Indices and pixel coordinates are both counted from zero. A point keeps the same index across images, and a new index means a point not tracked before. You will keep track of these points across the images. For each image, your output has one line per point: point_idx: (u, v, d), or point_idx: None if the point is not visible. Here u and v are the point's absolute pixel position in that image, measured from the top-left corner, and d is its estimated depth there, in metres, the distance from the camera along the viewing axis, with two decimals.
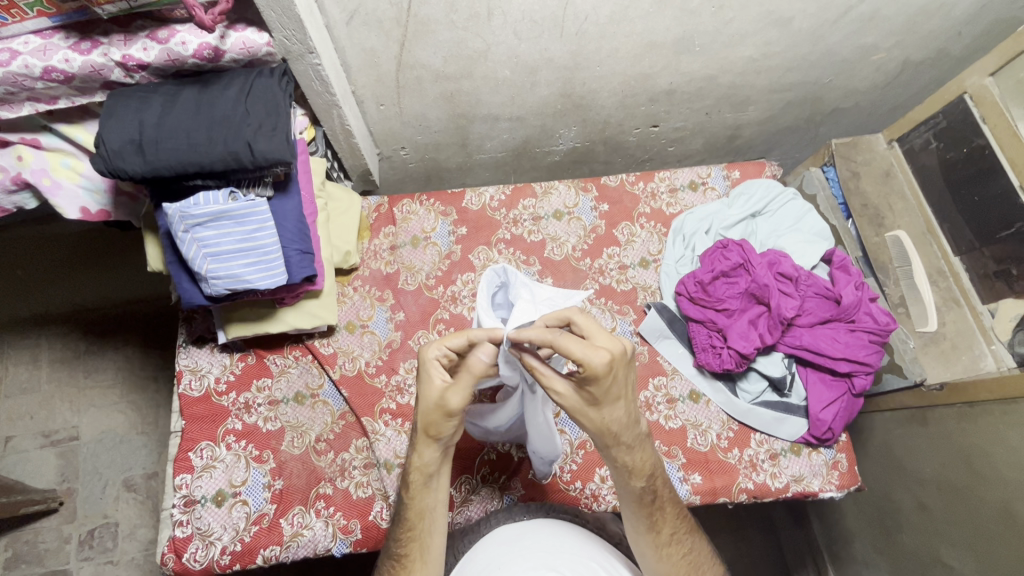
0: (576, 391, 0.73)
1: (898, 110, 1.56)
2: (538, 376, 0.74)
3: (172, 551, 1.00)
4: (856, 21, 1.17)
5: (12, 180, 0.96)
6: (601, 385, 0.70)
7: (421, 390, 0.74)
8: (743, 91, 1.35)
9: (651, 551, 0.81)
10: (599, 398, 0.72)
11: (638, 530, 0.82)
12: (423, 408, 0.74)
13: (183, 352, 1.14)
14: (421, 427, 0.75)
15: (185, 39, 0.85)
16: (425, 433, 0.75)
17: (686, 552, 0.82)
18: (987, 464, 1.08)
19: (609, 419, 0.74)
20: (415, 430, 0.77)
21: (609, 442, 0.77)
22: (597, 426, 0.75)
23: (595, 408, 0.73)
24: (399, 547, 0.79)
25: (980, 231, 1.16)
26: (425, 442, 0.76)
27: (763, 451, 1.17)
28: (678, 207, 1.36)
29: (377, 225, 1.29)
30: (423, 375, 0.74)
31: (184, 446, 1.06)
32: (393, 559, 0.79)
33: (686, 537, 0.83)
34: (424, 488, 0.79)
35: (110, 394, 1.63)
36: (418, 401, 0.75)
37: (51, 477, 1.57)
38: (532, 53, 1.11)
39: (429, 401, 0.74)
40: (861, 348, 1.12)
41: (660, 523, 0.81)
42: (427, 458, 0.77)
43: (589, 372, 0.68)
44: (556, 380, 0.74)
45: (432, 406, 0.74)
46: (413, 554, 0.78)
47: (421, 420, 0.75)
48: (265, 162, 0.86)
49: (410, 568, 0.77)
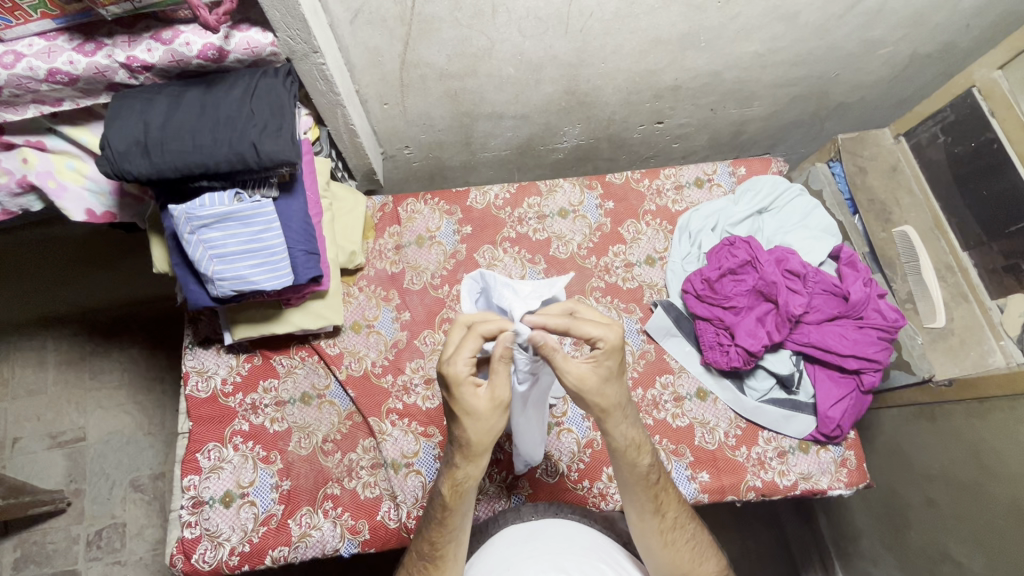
0: (595, 369, 0.71)
1: (904, 104, 1.54)
2: (556, 361, 0.71)
3: (181, 553, 1.01)
4: (863, 15, 1.16)
5: (17, 183, 0.96)
6: (618, 359, 0.72)
7: (467, 408, 0.68)
8: (748, 86, 1.34)
9: (657, 537, 0.81)
10: (614, 372, 0.72)
11: (644, 515, 0.80)
12: (476, 425, 0.69)
13: (189, 353, 1.14)
14: (475, 443, 0.70)
15: (189, 40, 0.85)
16: (479, 447, 0.71)
17: (690, 536, 0.82)
18: (996, 460, 1.07)
19: (619, 394, 0.73)
20: (462, 446, 0.71)
21: (616, 419, 0.75)
22: (607, 403, 0.73)
23: (608, 385, 0.72)
24: (435, 549, 0.77)
25: (989, 226, 1.15)
26: (478, 455, 0.71)
27: (771, 449, 1.17)
28: (684, 204, 1.35)
29: (382, 224, 1.29)
30: (463, 391, 0.68)
31: (191, 448, 1.06)
32: (426, 561, 0.78)
33: (689, 522, 0.83)
34: (468, 496, 0.75)
35: (116, 395, 1.64)
36: (465, 419, 0.69)
37: (58, 478, 1.58)
38: (536, 50, 1.10)
39: (480, 414, 0.68)
40: (870, 345, 1.11)
41: (664, 507, 0.81)
42: (476, 468, 0.73)
43: (609, 347, 0.70)
44: (574, 363, 0.71)
45: (483, 419, 0.69)
46: (449, 553, 0.78)
47: (478, 435, 0.69)
48: (270, 162, 0.86)
49: (444, 568, 0.78)
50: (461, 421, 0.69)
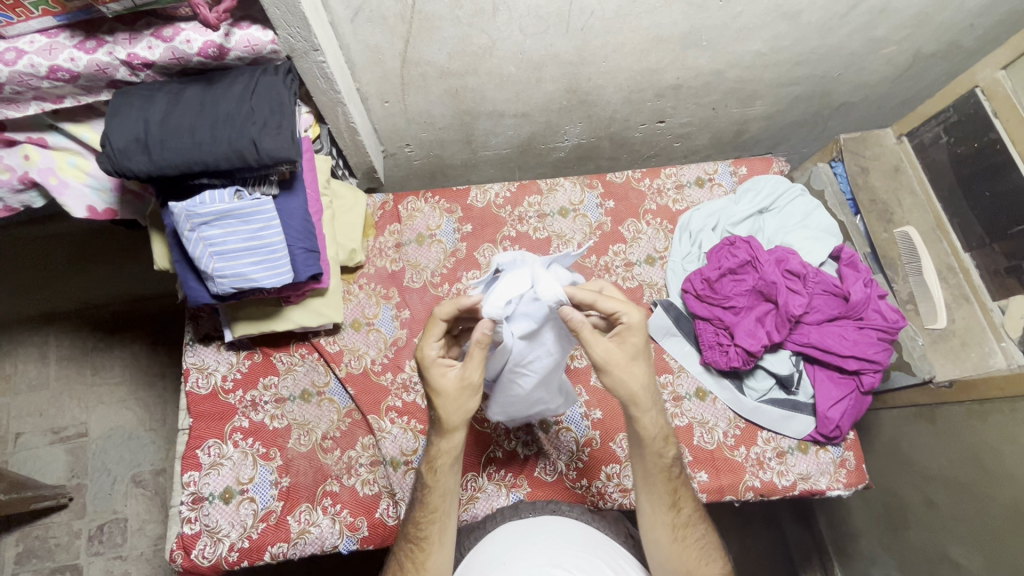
0: (621, 346, 0.75)
1: (907, 104, 1.54)
2: (584, 338, 0.75)
3: (180, 548, 1.01)
4: (865, 14, 1.15)
5: (19, 179, 0.97)
6: (642, 338, 0.76)
7: (436, 387, 0.73)
8: (750, 85, 1.34)
9: (668, 531, 0.82)
10: (640, 350, 0.76)
11: (659, 507, 0.82)
12: (443, 402, 0.74)
13: (189, 350, 1.15)
14: (448, 421, 0.74)
15: (190, 37, 0.85)
16: (450, 424, 0.75)
17: (700, 536, 0.83)
18: (996, 462, 1.06)
19: (644, 375, 0.77)
20: (435, 423, 0.76)
21: (643, 406, 0.77)
22: (634, 383, 0.76)
23: (634, 363, 0.76)
24: (419, 531, 0.79)
25: (992, 227, 1.15)
26: (451, 431, 0.75)
27: (770, 450, 1.17)
28: (684, 203, 1.35)
29: (383, 222, 1.29)
30: (431, 371, 0.74)
31: (191, 444, 1.07)
32: (412, 544, 0.80)
33: (700, 523, 0.85)
34: (448, 473, 0.78)
35: (118, 390, 1.64)
36: (437, 398, 0.74)
37: (61, 473, 1.59)
38: (537, 49, 1.10)
39: (448, 392, 0.73)
40: (870, 346, 1.11)
41: (680, 502, 0.83)
42: (451, 445, 0.76)
43: (632, 323, 0.75)
44: (600, 339, 0.75)
45: (452, 397, 0.73)
46: (432, 535, 0.79)
47: (448, 412, 0.74)
48: (270, 160, 0.86)
49: (429, 551, 0.78)
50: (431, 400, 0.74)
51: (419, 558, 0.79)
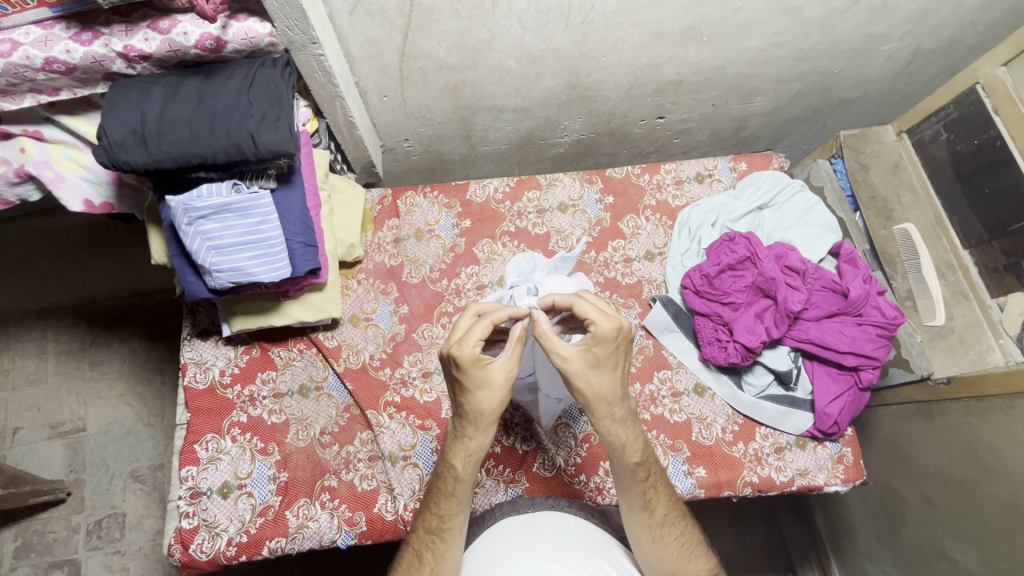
0: (581, 355, 0.75)
1: (907, 101, 1.53)
2: (545, 342, 0.76)
3: (178, 542, 1.01)
4: (866, 10, 1.15)
5: (15, 173, 0.96)
6: (607, 349, 0.75)
7: (480, 382, 0.73)
8: (750, 81, 1.33)
9: (645, 531, 0.82)
10: (603, 361, 0.76)
11: (633, 508, 0.83)
12: (487, 395, 0.73)
13: (187, 345, 1.14)
14: (488, 414, 0.74)
15: (187, 30, 0.84)
16: (491, 417, 0.75)
17: (679, 533, 0.83)
18: (993, 457, 1.07)
19: (604, 385, 0.76)
20: (475, 417, 0.75)
21: (601, 411, 0.78)
22: (592, 392, 0.76)
23: (593, 373, 0.75)
24: (443, 523, 0.79)
25: (991, 224, 1.15)
26: (489, 425, 0.75)
27: (768, 446, 1.17)
28: (684, 199, 1.35)
29: (382, 217, 1.29)
30: (476, 368, 0.71)
31: (189, 439, 1.06)
32: (433, 535, 0.80)
33: (679, 520, 0.84)
34: (477, 466, 0.79)
35: (116, 385, 1.64)
36: (479, 391, 0.73)
37: (59, 468, 1.58)
38: (536, 43, 1.09)
39: (493, 385, 0.73)
40: (868, 342, 1.11)
41: (654, 504, 0.83)
42: (486, 438, 0.77)
43: (599, 335, 0.74)
44: (563, 345, 0.76)
45: (497, 390, 0.73)
46: (455, 526, 0.80)
47: (490, 405, 0.74)
48: (268, 154, 0.85)
49: (450, 542, 0.79)
50: (474, 394, 0.73)
51: (439, 549, 0.79)
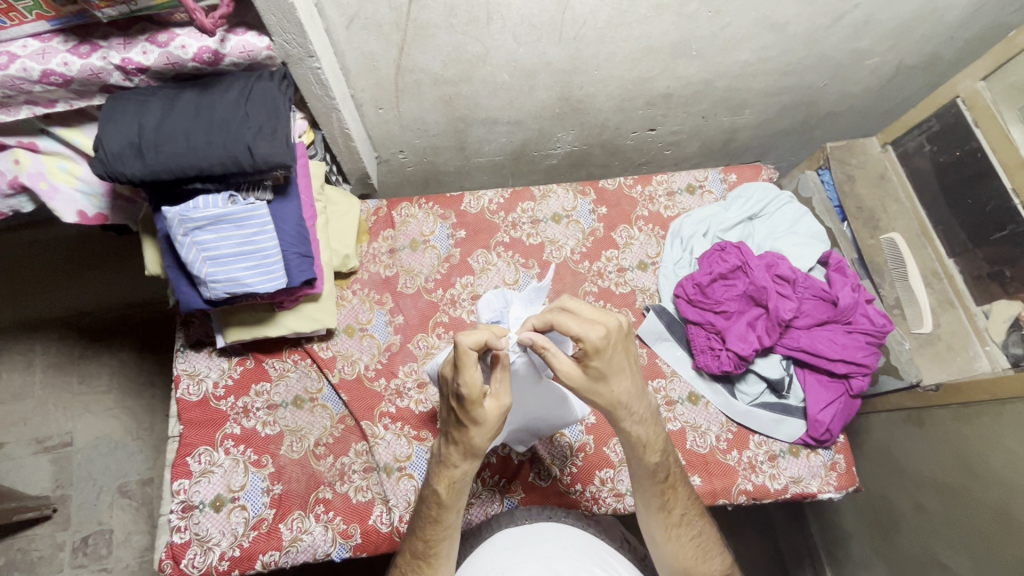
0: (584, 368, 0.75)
1: (891, 114, 1.57)
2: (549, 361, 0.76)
3: (169, 557, 1.00)
4: (850, 26, 1.18)
5: (9, 184, 0.96)
6: (604, 359, 0.73)
7: (478, 420, 0.73)
8: (739, 95, 1.36)
9: (662, 530, 0.83)
10: (604, 373, 0.74)
11: (650, 508, 0.84)
12: (479, 431, 0.74)
13: (181, 356, 1.14)
14: (479, 448, 0.76)
15: (185, 43, 0.85)
16: (479, 449, 0.76)
17: (695, 534, 0.84)
18: (983, 463, 1.08)
19: (618, 391, 0.76)
20: (466, 449, 0.76)
21: (622, 415, 0.78)
22: (607, 400, 0.77)
23: (601, 379, 0.75)
24: (428, 548, 0.79)
25: (974, 233, 1.17)
26: (476, 456, 0.77)
27: (762, 453, 1.18)
28: (676, 210, 1.37)
29: (377, 228, 1.29)
30: (475, 406, 0.71)
31: (181, 452, 1.05)
32: (419, 560, 0.80)
33: (696, 520, 0.85)
34: (462, 492, 0.80)
35: (105, 400, 1.62)
36: (474, 428, 0.73)
37: (45, 484, 1.56)
38: (530, 57, 1.11)
39: (486, 423, 0.73)
40: (858, 350, 1.13)
41: (671, 504, 0.84)
42: (473, 467, 0.78)
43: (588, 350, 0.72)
44: (564, 361, 0.76)
45: (489, 428, 0.74)
46: (442, 551, 0.80)
47: (482, 440, 0.75)
48: (264, 166, 0.86)
49: (437, 566, 0.79)
50: (468, 429, 0.74)
51: (425, 574, 0.79)
